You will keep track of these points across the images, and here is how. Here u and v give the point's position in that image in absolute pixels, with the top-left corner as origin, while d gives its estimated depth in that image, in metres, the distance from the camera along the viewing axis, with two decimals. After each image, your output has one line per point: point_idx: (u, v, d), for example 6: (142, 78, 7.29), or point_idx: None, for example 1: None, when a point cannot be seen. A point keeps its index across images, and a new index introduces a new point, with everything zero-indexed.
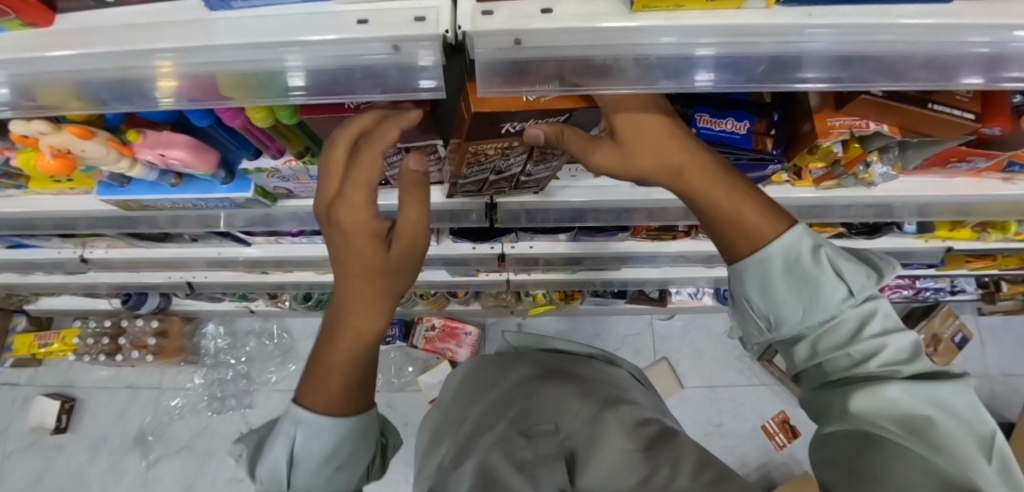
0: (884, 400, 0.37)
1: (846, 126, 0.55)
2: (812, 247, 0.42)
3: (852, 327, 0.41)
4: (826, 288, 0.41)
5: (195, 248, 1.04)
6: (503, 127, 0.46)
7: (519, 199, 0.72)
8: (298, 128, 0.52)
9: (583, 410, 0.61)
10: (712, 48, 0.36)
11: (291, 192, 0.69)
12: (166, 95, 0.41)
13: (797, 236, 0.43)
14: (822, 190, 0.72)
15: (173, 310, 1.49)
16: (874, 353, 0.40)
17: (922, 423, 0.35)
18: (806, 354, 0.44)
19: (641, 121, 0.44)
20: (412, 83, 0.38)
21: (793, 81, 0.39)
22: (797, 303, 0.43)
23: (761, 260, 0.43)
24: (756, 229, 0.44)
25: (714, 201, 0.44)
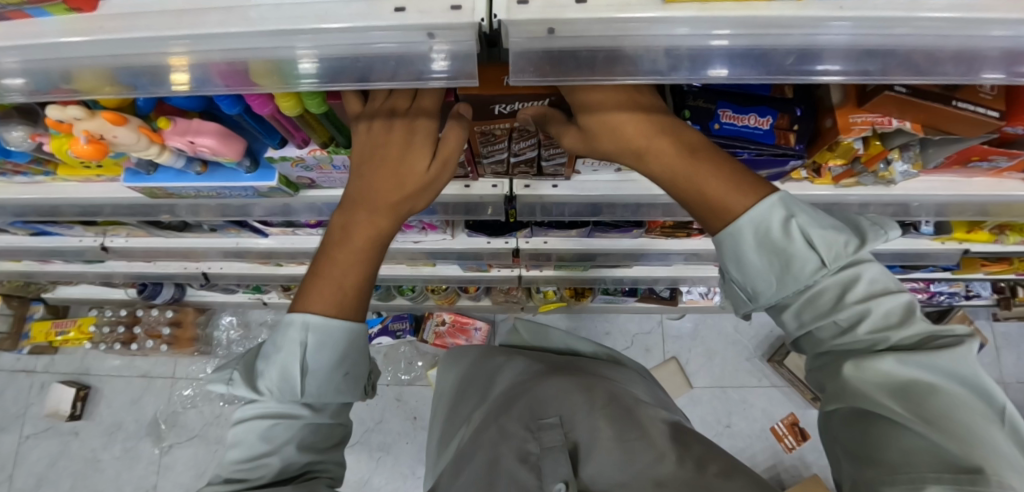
0: (880, 374, 0.39)
1: (868, 123, 0.56)
2: (783, 219, 0.43)
3: (834, 294, 0.43)
4: (797, 259, 0.43)
5: (213, 239, 1.06)
6: (494, 108, 0.48)
7: (539, 192, 0.71)
8: (325, 118, 0.53)
9: (586, 402, 0.61)
10: (730, 38, 0.36)
11: (313, 183, 0.69)
12: (180, 79, 0.40)
13: (768, 207, 0.43)
14: (841, 187, 0.72)
15: (187, 300, 1.51)
16: (861, 319, 0.42)
17: (924, 392, 0.38)
18: (795, 322, 0.46)
19: (607, 109, 0.45)
20: (426, 71, 0.37)
21: (815, 74, 0.38)
22: (772, 276, 0.45)
23: (732, 233, 0.44)
24: (725, 201, 0.45)
25: (692, 178, 0.45)
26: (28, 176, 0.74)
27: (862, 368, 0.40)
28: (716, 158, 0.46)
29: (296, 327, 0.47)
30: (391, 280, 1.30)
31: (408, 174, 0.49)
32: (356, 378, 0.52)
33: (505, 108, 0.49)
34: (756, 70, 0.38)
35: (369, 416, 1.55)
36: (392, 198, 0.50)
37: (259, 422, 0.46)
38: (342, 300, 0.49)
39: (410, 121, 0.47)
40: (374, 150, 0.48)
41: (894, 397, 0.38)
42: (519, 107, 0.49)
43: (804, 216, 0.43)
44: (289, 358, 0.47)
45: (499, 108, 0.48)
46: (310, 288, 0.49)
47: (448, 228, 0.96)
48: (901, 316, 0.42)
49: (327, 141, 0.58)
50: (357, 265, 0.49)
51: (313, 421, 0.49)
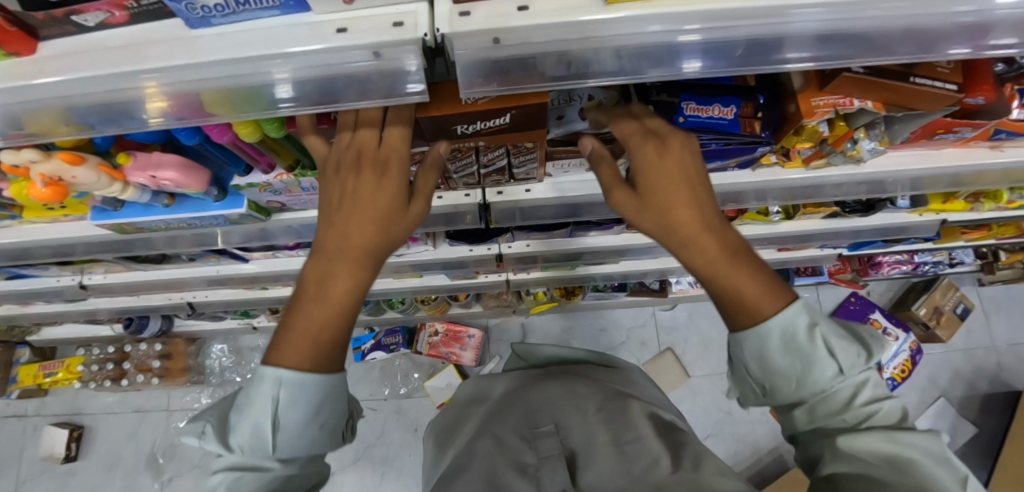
0: (873, 448, 0.39)
1: (830, 105, 0.56)
2: (808, 324, 0.42)
3: (846, 396, 0.42)
4: (819, 364, 0.42)
5: (194, 268, 1.04)
6: (456, 128, 0.50)
7: (513, 197, 0.70)
8: (286, 141, 0.53)
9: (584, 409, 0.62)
10: (700, 33, 0.35)
11: (284, 206, 0.68)
12: (155, 114, 0.40)
13: (795, 312, 0.43)
14: (812, 170, 0.72)
15: (176, 331, 1.48)
16: (869, 418, 0.41)
17: (906, 465, 0.37)
18: (805, 419, 0.44)
19: (657, 164, 0.46)
20: (401, 86, 0.37)
21: (776, 63, 0.38)
22: (792, 376, 0.43)
23: (761, 333, 0.43)
24: (751, 302, 0.43)
25: (710, 261, 0.44)
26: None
27: (855, 440, 0.40)
28: (734, 241, 0.45)
29: (268, 382, 0.45)
30: (380, 295, 1.29)
31: (381, 208, 0.47)
32: (330, 430, 0.50)
33: (469, 128, 0.51)
34: (717, 63, 0.38)
35: (369, 434, 1.53)
36: (371, 238, 0.48)
37: (227, 475, 0.46)
38: (321, 357, 0.46)
39: (382, 156, 0.47)
40: (360, 203, 0.47)
41: (889, 470, 0.37)
42: (486, 124, 0.50)
43: (826, 324, 0.43)
44: (261, 414, 0.45)
45: (461, 127, 0.50)
46: (284, 340, 0.46)
47: (428, 239, 0.94)
48: (902, 419, 0.42)
49: (293, 163, 0.58)
50: (334, 326, 0.47)
51: (283, 473, 0.47)
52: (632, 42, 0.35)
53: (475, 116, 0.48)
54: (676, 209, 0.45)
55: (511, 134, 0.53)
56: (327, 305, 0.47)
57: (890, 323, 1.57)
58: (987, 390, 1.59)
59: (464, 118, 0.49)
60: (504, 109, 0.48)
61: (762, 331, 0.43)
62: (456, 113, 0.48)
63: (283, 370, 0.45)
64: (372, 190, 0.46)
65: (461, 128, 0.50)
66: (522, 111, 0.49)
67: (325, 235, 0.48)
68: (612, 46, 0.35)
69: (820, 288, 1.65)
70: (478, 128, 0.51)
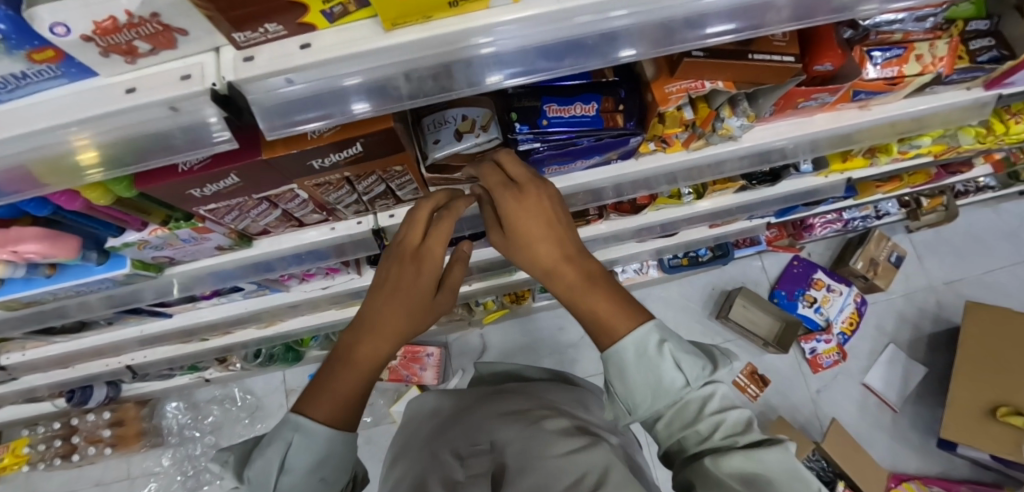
0: (727, 468, 0.41)
1: (682, 91, 0.58)
2: (658, 342, 0.45)
3: (696, 407, 0.46)
4: (667, 376, 0.45)
5: (118, 331, 1.01)
6: (312, 163, 0.51)
7: (404, 219, 0.70)
8: (145, 199, 0.53)
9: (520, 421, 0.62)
10: (627, 17, 0.39)
11: (174, 259, 0.68)
12: (92, 168, 0.39)
13: (645, 331, 0.45)
14: (694, 151, 0.74)
15: (125, 396, 1.43)
16: (717, 428, 0.44)
17: (763, 483, 0.39)
18: (665, 433, 0.47)
19: (521, 206, 0.49)
20: (206, 139, 0.39)
21: (700, 38, 0.43)
22: (649, 390, 0.45)
23: (618, 352, 0.45)
24: (608, 318, 0.46)
25: (571, 289, 0.47)
26: None
27: (719, 462, 0.41)
28: (587, 260, 0.48)
29: (288, 426, 0.45)
30: (327, 328, 1.28)
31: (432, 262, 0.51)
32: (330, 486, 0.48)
33: (326, 161, 0.52)
34: (641, 45, 0.42)
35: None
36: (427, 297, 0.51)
37: None
38: (347, 409, 0.47)
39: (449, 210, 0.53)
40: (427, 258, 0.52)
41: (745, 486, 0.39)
42: (340, 156, 0.51)
43: (675, 341, 0.46)
44: (276, 455, 0.45)
45: (316, 161, 0.51)
46: (314, 392, 0.48)
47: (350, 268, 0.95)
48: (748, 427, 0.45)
49: (167, 217, 0.58)
50: (360, 387, 0.48)
51: None
52: (537, 36, 0.39)
53: (324, 149, 0.49)
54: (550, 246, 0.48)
55: (374, 162, 0.54)
56: (367, 347, 0.48)
57: (832, 280, 1.63)
58: (931, 330, 1.66)
59: (315, 154, 0.50)
60: (350, 139, 0.49)
61: (618, 350, 0.45)
62: (304, 148, 0.49)
63: (309, 422, 0.45)
64: (426, 250, 0.51)
65: (317, 162, 0.51)
66: (372, 138, 0.50)
67: (379, 295, 0.50)
68: (516, 42, 0.38)
69: (764, 255, 1.70)
70: (334, 161, 0.52)
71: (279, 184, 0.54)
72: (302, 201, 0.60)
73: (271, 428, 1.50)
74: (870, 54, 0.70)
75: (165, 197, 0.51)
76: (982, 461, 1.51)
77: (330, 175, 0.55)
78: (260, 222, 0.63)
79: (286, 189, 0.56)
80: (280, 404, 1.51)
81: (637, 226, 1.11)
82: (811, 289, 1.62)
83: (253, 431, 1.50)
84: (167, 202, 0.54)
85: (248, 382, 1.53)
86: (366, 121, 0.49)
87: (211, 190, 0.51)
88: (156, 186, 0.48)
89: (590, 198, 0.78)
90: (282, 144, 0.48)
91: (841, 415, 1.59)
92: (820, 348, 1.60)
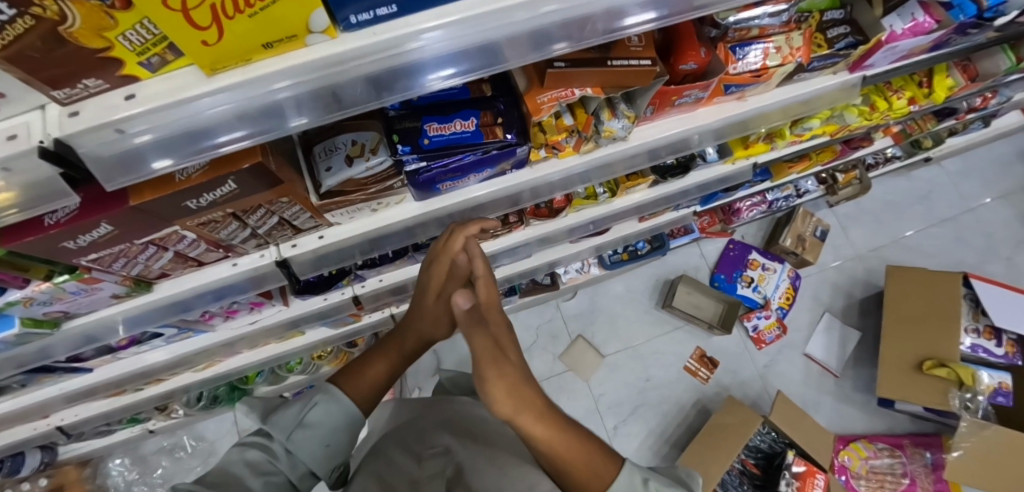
0: None
1: (552, 100, 0.63)
2: (643, 481, 0.47)
3: None
4: None
5: (37, 391, 0.97)
6: (188, 204, 0.52)
7: (309, 247, 0.72)
8: (17, 256, 0.51)
9: (473, 432, 0.63)
10: (557, 12, 0.45)
11: (69, 313, 0.66)
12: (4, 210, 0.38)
13: (629, 472, 0.47)
14: (586, 154, 0.79)
15: (63, 459, 1.36)
16: None
17: None
18: None
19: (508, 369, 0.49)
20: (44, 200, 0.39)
21: (622, 27, 0.49)
22: None
23: None
24: (592, 474, 0.46)
25: (537, 429, 0.46)
26: None
27: None
28: (541, 403, 0.48)
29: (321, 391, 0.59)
30: (270, 363, 1.25)
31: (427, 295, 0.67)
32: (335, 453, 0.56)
33: (202, 200, 0.52)
34: (583, 34, 0.48)
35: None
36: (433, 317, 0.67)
37: None
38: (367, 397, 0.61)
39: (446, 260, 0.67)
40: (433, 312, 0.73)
41: None
42: (214, 194, 0.52)
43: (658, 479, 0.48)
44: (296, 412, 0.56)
45: (191, 202, 0.52)
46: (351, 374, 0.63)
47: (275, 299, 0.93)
48: None
49: (47, 271, 0.57)
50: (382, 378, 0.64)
51: None
52: (468, 36, 0.43)
53: (194, 190, 0.50)
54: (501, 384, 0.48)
55: (255, 197, 0.55)
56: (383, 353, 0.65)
57: (766, 259, 1.71)
58: (861, 295, 1.77)
59: (186, 195, 0.50)
60: (218, 179, 0.50)
61: None
62: (171, 189, 0.49)
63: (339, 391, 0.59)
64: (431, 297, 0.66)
65: (191, 202, 0.52)
66: (244, 175, 0.51)
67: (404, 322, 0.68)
68: (444, 45, 0.42)
69: (702, 242, 1.77)
70: (209, 199, 0.53)
71: (160, 227, 0.54)
72: (192, 241, 0.60)
73: None
74: (733, 50, 0.77)
75: (34, 254, 0.50)
76: (917, 413, 1.61)
77: (212, 213, 0.56)
78: (154, 264, 0.63)
79: (170, 232, 0.56)
80: (234, 446, 1.47)
81: (562, 228, 1.14)
82: (747, 269, 1.70)
83: (208, 477, 1.45)
84: (42, 257, 0.53)
85: (197, 428, 1.48)
86: (231, 159, 0.50)
87: (86, 241, 0.51)
88: (21, 243, 0.48)
89: (496, 206, 0.81)
90: (151, 187, 0.49)
91: (788, 387, 1.67)
92: (762, 324, 1.67)
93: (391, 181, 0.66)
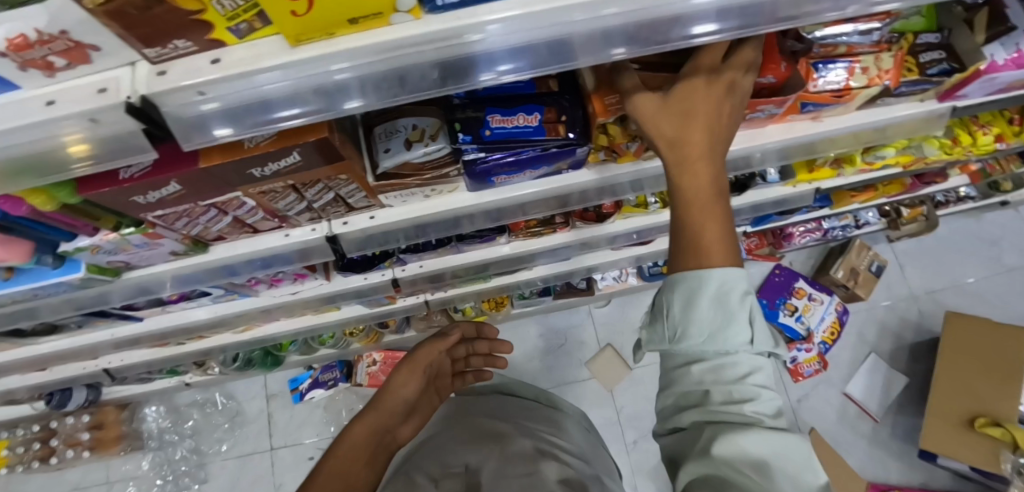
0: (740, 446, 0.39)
1: (620, 103, 0.59)
2: (743, 290, 0.44)
3: (738, 370, 0.43)
4: (735, 327, 0.43)
5: (92, 333, 1.03)
6: (252, 172, 0.53)
7: (359, 226, 0.72)
8: (91, 204, 0.54)
9: (494, 450, 0.61)
10: (620, 15, 0.40)
11: (131, 264, 0.69)
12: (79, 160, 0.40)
13: (736, 276, 0.44)
14: (643, 162, 0.76)
15: (105, 399, 1.44)
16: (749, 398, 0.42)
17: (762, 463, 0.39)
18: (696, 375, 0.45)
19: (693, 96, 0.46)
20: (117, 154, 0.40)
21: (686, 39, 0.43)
22: (706, 322, 0.44)
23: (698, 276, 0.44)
24: (707, 249, 0.45)
25: (690, 191, 0.46)
26: None
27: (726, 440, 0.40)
28: (714, 182, 0.46)
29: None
30: (303, 333, 1.28)
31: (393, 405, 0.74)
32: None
33: (266, 170, 0.53)
34: (642, 41, 0.43)
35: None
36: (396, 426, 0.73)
37: None
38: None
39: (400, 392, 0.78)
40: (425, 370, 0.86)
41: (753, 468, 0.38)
42: (276, 164, 0.53)
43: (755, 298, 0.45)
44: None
45: (255, 170, 0.53)
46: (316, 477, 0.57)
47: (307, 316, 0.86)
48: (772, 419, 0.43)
49: (119, 222, 0.60)
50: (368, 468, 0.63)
51: None
52: (528, 32, 0.40)
53: (262, 158, 0.51)
54: (677, 127, 0.46)
55: (316, 172, 0.56)
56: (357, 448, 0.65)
57: (813, 289, 1.63)
58: (913, 339, 1.66)
59: (253, 163, 0.51)
60: (286, 150, 0.51)
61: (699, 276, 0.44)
62: (240, 157, 0.50)
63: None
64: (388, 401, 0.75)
65: (255, 170, 0.53)
66: (310, 149, 0.51)
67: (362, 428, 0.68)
68: (502, 40, 0.40)
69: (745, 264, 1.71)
70: (272, 170, 0.53)
71: (224, 191, 0.56)
72: (251, 208, 0.62)
73: (251, 432, 1.49)
74: (814, 67, 0.72)
75: (107, 204, 0.52)
76: (962, 471, 1.50)
77: (272, 183, 0.56)
78: (212, 227, 0.64)
79: (232, 197, 0.58)
80: (261, 408, 1.51)
81: (607, 235, 1.10)
82: (792, 298, 1.62)
83: (233, 435, 1.49)
84: (113, 208, 0.55)
85: (229, 386, 1.53)
86: (300, 131, 0.50)
87: (154, 197, 0.53)
88: (95, 192, 0.50)
89: (548, 206, 0.79)
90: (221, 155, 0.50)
91: (821, 424, 1.59)
92: (801, 357, 1.59)
93: (446, 168, 0.65)
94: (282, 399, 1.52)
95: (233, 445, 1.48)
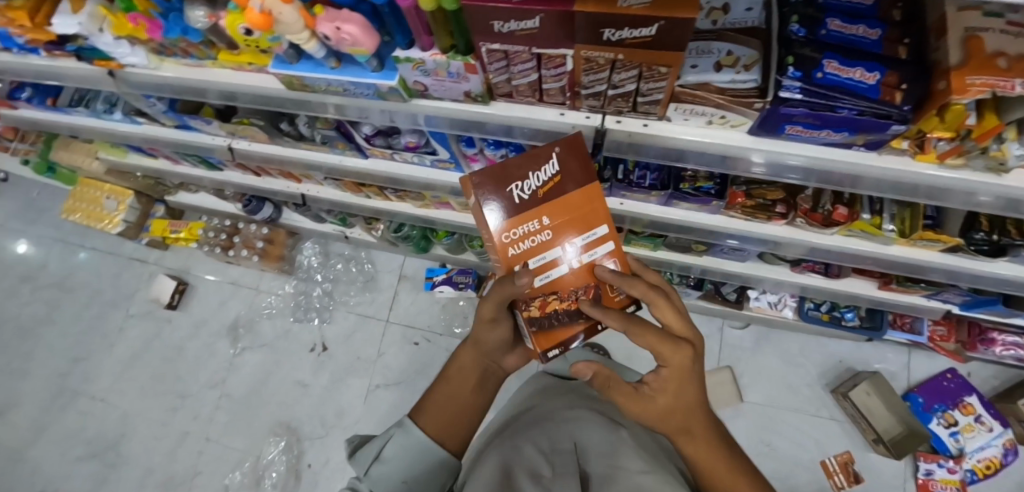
0: None
1: (986, 85, 0.50)
2: None
3: None
4: None
5: (321, 155, 1.17)
6: (603, 34, 0.54)
7: (627, 130, 0.73)
8: (452, 19, 0.60)
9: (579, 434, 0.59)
10: None
11: (425, 90, 0.77)
12: None
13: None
14: (946, 169, 0.68)
15: (282, 222, 1.67)
16: None
17: None
18: None
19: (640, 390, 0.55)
20: None
21: None
22: None
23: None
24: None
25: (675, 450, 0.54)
26: (195, 58, 0.88)
27: None
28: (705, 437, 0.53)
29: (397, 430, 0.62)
30: (464, 231, 1.37)
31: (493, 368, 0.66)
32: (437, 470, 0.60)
33: (524, 189, 0.60)
34: None
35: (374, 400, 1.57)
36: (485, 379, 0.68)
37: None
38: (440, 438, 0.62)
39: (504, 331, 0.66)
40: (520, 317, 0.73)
41: None
42: (539, 234, 0.62)
43: None
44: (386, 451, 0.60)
45: (515, 188, 0.60)
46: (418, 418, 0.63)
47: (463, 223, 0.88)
48: None
49: (452, 45, 0.66)
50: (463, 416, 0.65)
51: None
52: None
53: (625, 23, 0.51)
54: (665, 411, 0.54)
55: (560, 194, 0.62)
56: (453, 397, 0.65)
57: (987, 411, 1.36)
58: None
59: (522, 169, 0.59)
60: (654, 22, 0.50)
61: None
62: (508, 179, 0.60)
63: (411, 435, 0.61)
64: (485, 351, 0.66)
65: (516, 187, 0.60)
66: (671, 28, 0.51)
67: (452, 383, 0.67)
68: None
69: (911, 352, 1.51)
70: (529, 185, 0.60)
71: (562, 44, 0.58)
72: (561, 71, 0.65)
73: (377, 299, 1.67)
74: None
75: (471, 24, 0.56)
76: None
77: (530, 223, 0.61)
78: (514, 79, 0.69)
79: (560, 53, 0.60)
80: (393, 284, 1.68)
81: (813, 248, 0.98)
82: (956, 410, 1.38)
83: (363, 295, 1.68)
84: (465, 29, 0.61)
85: (374, 253, 1.72)
86: (678, 8, 0.49)
87: (508, 30, 0.56)
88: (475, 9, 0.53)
89: (807, 178, 0.73)
90: (498, 176, 0.59)
91: None
92: (938, 474, 1.37)
93: (751, 100, 0.62)
94: (411, 282, 1.68)
95: (360, 303, 1.67)
